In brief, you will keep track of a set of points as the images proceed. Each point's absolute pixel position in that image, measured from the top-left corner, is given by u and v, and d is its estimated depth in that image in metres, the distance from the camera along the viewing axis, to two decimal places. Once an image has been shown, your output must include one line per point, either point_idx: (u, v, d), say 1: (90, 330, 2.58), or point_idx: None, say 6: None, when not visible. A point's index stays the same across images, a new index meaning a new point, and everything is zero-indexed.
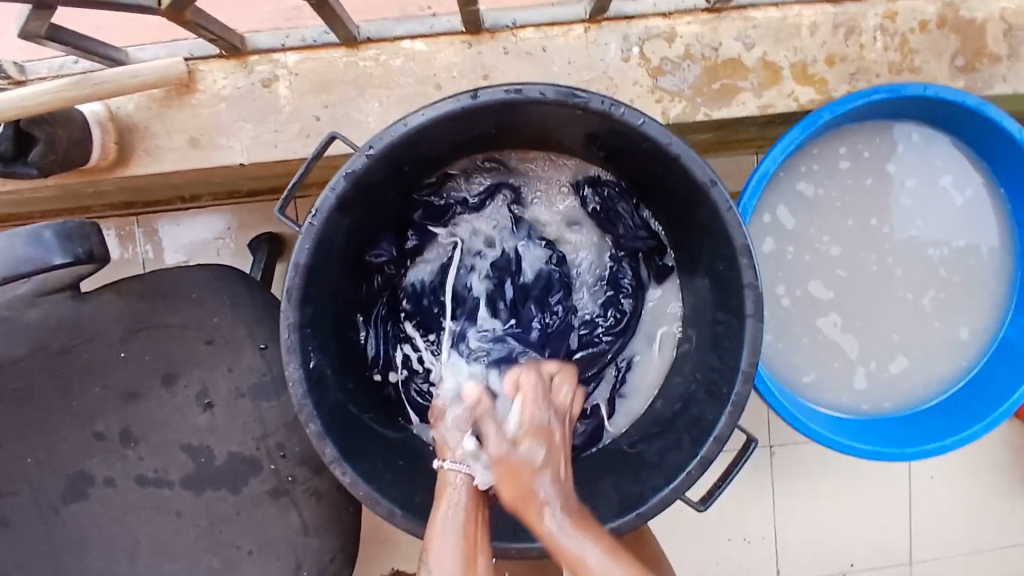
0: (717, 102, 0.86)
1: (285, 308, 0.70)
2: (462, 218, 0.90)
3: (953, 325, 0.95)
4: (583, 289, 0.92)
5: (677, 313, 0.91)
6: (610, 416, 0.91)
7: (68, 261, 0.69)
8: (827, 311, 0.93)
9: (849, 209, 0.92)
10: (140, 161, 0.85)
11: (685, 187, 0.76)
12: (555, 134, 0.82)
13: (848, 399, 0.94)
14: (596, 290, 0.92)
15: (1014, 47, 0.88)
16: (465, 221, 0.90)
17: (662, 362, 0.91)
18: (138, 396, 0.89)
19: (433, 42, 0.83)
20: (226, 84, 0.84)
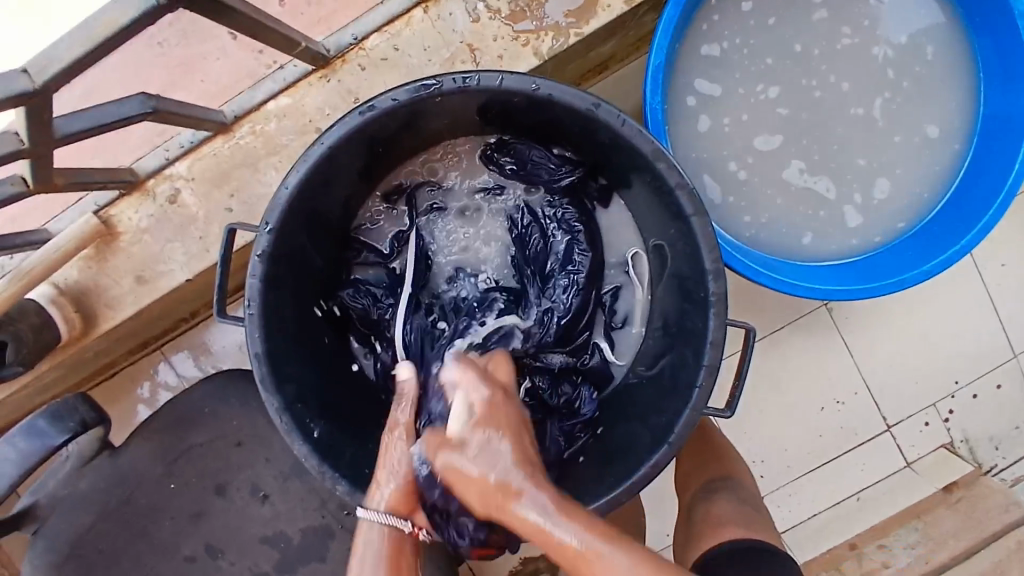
0: (582, 18, 0.82)
1: (266, 397, 0.73)
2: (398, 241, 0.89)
3: (925, 118, 0.88)
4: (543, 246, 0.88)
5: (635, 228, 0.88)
6: (613, 349, 0.90)
7: (66, 436, 0.76)
8: (789, 162, 0.87)
9: (765, 50, 0.85)
10: (103, 316, 0.90)
11: (577, 120, 0.73)
12: (441, 124, 0.80)
13: (845, 239, 0.89)
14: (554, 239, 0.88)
15: None
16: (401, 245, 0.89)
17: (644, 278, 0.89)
18: (204, 513, 0.95)
19: (295, 93, 0.84)
20: (140, 217, 0.87)
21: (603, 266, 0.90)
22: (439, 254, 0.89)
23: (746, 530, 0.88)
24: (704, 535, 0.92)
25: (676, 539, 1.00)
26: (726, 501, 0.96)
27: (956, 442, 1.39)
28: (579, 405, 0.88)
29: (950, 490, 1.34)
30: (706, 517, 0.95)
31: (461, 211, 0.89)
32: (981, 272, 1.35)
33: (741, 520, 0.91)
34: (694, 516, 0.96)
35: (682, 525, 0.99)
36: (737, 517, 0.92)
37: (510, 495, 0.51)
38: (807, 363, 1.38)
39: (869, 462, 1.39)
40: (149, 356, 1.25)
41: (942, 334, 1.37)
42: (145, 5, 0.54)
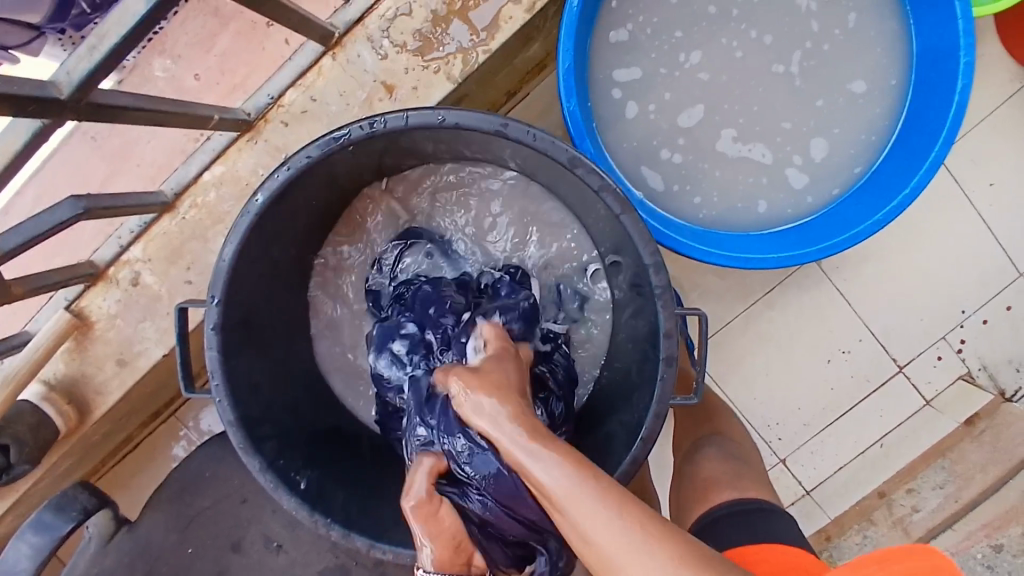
0: (488, 33, 0.82)
1: (247, 460, 0.75)
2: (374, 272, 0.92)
3: (854, 63, 0.86)
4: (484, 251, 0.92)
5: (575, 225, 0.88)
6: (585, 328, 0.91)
7: (70, 525, 0.79)
8: (724, 133, 0.86)
9: (675, 24, 0.84)
10: (95, 402, 0.94)
11: (494, 139, 0.74)
12: (369, 166, 0.81)
13: (797, 201, 0.88)
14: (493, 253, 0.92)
15: None
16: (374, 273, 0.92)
17: (601, 275, 0.89)
18: (225, 572, 0.98)
19: (226, 159, 0.86)
20: (108, 303, 0.91)
21: (554, 257, 0.91)
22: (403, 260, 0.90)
23: (734, 489, 0.89)
24: (695, 499, 0.93)
25: (675, 496, 1.02)
26: (713, 456, 0.97)
27: (974, 371, 1.35)
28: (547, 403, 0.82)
29: (972, 424, 1.32)
30: (696, 476, 0.96)
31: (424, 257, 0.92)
32: (970, 196, 1.31)
33: (729, 479, 0.92)
34: (686, 478, 0.97)
35: (677, 489, 1.00)
36: (727, 474, 0.93)
37: (487, 424, 0.53)
38: (805, 317, 1.35)
39: (886, 407, 1.36)
40: (163, 423, 1.30)
41: (939, 264, 1.33)
42: (32, 130, 0.57)
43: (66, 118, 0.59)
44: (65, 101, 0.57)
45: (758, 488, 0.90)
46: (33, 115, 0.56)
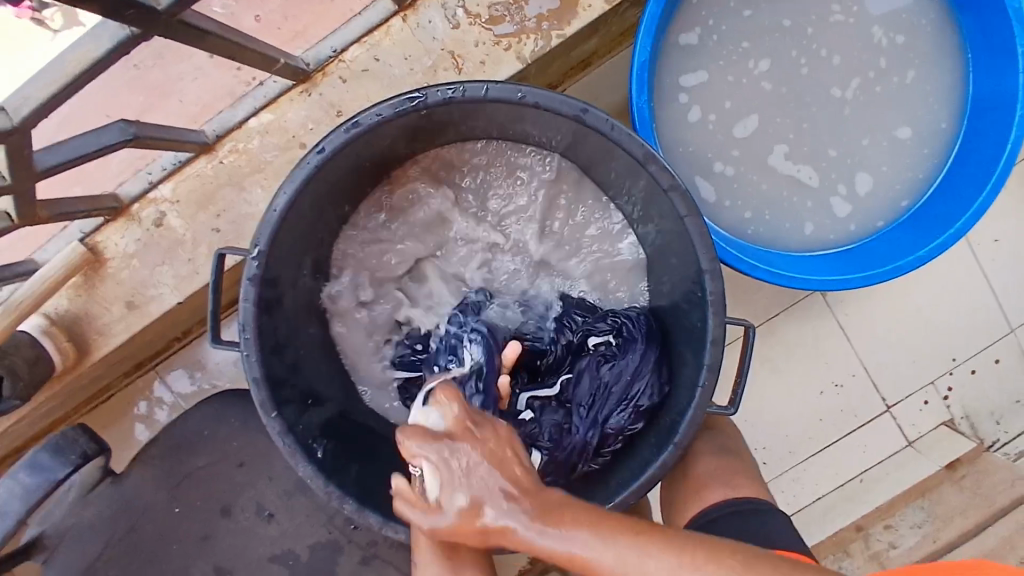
0: (563, 18, 0.81)
1: (267, 420, 0.72)
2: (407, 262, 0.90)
3: (910, 101, 0.88)
4: (522, 232, 0.90)
5: (618, 214, 0.86)
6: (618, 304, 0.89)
7: (69, 469, 0.75)
8: (774, 147, 0.87)
9: (742, 34, 0.84)
10: (97, 343, 0.89)
11: (566, 126, 0.73)
12: (427, 134, 0.79)
13: (840, 227, 0.89)
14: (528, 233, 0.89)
15: None
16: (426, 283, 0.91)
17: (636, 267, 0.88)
18: (211, 535, 0.95)
19: (275, 108, 0.83)
20: (126, 242, 0.86)
21: (591, 242, 0.89)
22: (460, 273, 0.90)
23: (727, 489, 0.87)
24: (688, 500, 0.90)
25: (663, 497, 0.99)
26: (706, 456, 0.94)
27: (956, 418, 1.40)
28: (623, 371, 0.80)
29: (953, 468, 1.35)
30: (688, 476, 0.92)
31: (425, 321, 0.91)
32: (975, 249, 1.35)
33: (722, 478, 0.89)
34: (675, 476, 0.94)
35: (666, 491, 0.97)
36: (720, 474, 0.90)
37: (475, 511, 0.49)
38: (803, 346, 1.37)
39: (871, 443, 1.39)
40: (147, 375, 1.24)
41: (938, 310, 1.37)
42: (116, 39, 0.55)
43: (154, 35, 0.57)
44: (160, 15, 0.56)
45: (753, 486, 0.88)
46: (128, 22, 0.54)
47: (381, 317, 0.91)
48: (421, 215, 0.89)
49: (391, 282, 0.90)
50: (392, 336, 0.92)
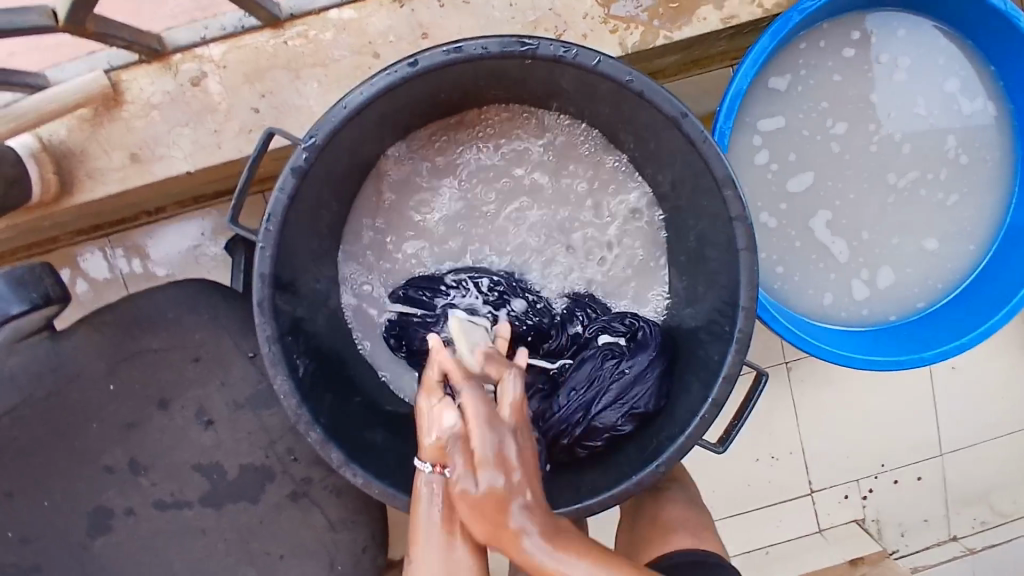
0: (675, 23, 0.80)
1: (260, 322, 0.67)
2: (435, 202, 0.86)
3: (949, 216, 0.89)
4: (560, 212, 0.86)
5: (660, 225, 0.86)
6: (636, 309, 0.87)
7: (26, 307, 0.67)
8: (817, 211, 0.87)
9: (824, 94, 0.85)
10: (83, 186, 0.81)
11: (654, 123, 0.71)
12: (506, 83, 0.75)
13: (854, 308, 0.90)
14: (569, 216, 0.87)
15: None
16: (448, 228, 0.87)
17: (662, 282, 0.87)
18: (139, 424, 0.88)
19: (361, 7, 0.78)
20: (153, 90, 0.79)
21: (628, 244, 0.87)
22: (490, 234, 0.87)
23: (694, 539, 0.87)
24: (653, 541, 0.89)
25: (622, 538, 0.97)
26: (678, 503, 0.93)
27: (867, 520, 1.47)
28: (629, 378, 0.78)
29: (856, 565, 1.37)
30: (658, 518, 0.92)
31: (441, 264, 0.87)
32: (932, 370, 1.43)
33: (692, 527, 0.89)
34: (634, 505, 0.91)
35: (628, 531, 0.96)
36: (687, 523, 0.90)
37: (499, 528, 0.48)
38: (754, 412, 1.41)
39: (786, 521, 1.44)
40: (103, 241, 1.14)
41: (883, 416, 1.44)
42: None
43: None
44: None
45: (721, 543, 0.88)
46: None
47: (394, 256, 0.87)
48: (468, 165, 0.86)
49: (416, 221, 0.86)
50: (399, 275, 0.88)
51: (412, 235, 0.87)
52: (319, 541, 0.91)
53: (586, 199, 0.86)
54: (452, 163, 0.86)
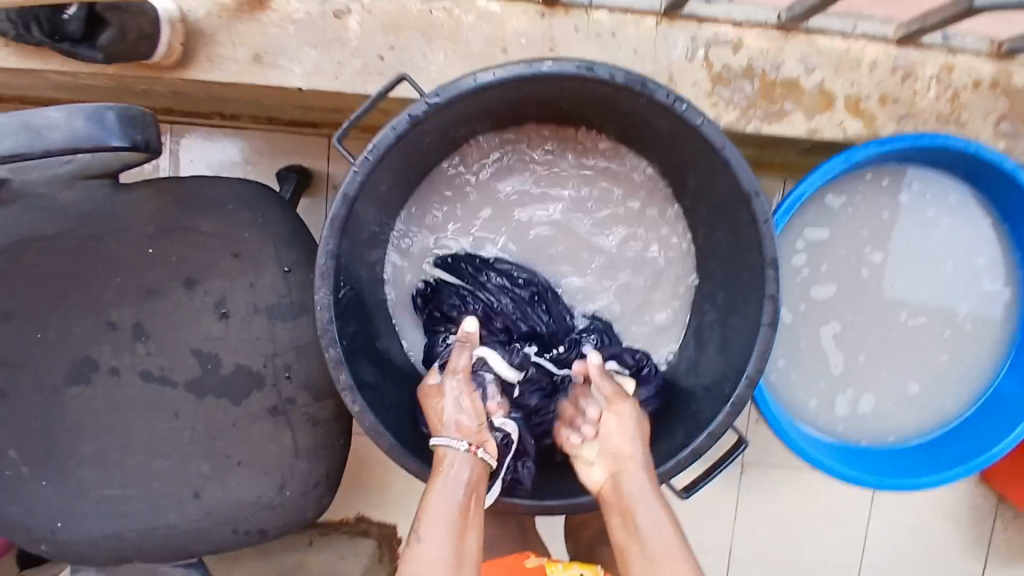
0: (768, 120, 0.86)
1: (327, 234, 0.73)
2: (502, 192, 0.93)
3: (940, 369, 0.96)
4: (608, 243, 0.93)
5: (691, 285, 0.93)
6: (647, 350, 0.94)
7: (126, 144, 0.71)
8: (828, 321, 0.93)
9: (869, 224, 0.92)
10: (200, 66, 0.86)
11: (726, 193, 0.78)
12: (608, 110, 0.82)
13: (831, 421, 0.95)
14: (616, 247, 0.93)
15: None
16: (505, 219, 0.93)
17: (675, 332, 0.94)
18: (157, 292, 0.90)
19: (507, 6, 0.85)
20: (298, 8, 0.85)
21: (656, 291, 0.94)
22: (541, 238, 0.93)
23: None
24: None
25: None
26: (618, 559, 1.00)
27: None
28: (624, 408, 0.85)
29: None
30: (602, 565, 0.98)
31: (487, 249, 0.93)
32: None
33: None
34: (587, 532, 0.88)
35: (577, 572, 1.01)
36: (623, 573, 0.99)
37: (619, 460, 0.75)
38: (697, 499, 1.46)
39: None
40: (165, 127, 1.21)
41: None
42: None
43: None
44: None
45: None
46: None
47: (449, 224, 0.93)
48: (543, 172, 0.92)
49: (479, 202, 0.93)
50: (446, 243, 0.93)
51: (471, 212, 0.93)
52: (279, 460, 0.95)
53: (633, 238, 0.93)
54: (530, 162, 0.92)
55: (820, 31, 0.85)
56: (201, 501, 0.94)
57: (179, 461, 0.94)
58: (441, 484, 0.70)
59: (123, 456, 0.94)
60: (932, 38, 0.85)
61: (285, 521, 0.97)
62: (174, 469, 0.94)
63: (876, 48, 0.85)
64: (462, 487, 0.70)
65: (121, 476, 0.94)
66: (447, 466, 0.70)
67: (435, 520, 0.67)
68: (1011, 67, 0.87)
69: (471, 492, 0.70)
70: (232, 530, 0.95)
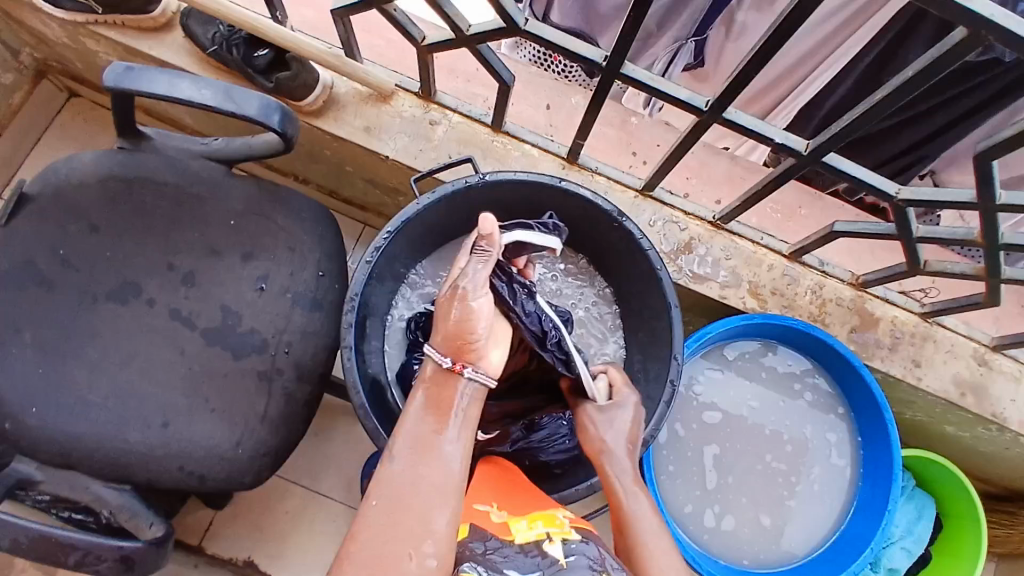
0: (693, 280, 1.22)
1: (381, 237, 1.03)
2: None
3: (789, 515, 1.22)
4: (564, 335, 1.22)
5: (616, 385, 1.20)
6: None
7: (278, 130, 0.99)
8: (711, 442, 1.23)
9: (751, 380, 1.25)
10: (326, 121, 1.22)
11: (657, 306, 1.10)
12: (592, 234, 1.17)
13: (699, 529, 1.20)
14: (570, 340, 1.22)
15: (894, 342, 1.24)
16: None
17: None
18: (217, 254, 1.13)
19: (543, 154, 1.24)
20: (407, 109, 1.23)
21: None
22: None
23: None
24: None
25: None
26: None
27: None
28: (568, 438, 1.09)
29: None
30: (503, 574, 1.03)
31: None
32: None
33: None
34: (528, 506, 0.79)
35: None
36: None
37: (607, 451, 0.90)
38: None
39: None
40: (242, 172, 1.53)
41: None
42: (592, 58, 0.97)
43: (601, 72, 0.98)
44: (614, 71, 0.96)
45: None
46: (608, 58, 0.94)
47: None
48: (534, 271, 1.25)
49: None
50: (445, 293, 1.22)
51: None
52: (245, 420, 1.08)
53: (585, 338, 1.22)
54: None
55: (739, 234, 1.24)
56: (166, 431, 1.05)
57: (163, 391, 1.07)
58: (413, 413, 0.74)
59: (117, 372, 1.07)
60: (812, 261, 1.24)
61: (225, 477, 1.06)
62: (154, 396, 1.07)
63: (774, 257, 1.24)
64: (453, 455, 0.71)
65: (107, 388, 1.06)
66: (422, 387, 0.76)
67: (404, 445, 0.71)
68: (865, 296, 1.25)
69: (448, 425, 0.73)
70: (178, 467, 1.05)
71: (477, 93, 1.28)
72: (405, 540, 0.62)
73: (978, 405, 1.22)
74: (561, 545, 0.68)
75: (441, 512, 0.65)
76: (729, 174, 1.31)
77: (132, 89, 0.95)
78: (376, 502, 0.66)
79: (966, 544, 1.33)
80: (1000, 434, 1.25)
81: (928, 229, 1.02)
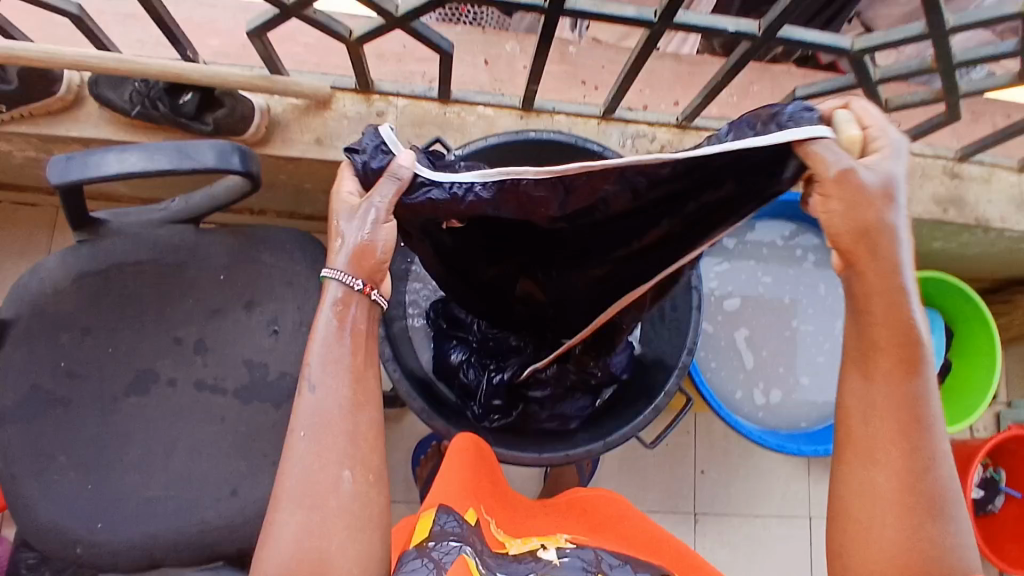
0: None
1: None
2: None
3: (825, 372, 1.30)
4: None
5: None
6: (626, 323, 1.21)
7: (242, 172, 0.95)
8: (739, 327, 1.29)
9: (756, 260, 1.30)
10: (276, 146, 1.17)
11: None
12: None
13: (752, 410, 1.27)
14: None
15: None
16: None
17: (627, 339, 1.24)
18: (220, 313, 1.10)
19: (497, 111, 1.22)
20: (351, 108, 1.19)
21: None
22: None
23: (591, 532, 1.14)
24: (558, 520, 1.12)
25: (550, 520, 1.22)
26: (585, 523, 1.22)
27: None
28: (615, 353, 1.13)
29: None
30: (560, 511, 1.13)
31: None
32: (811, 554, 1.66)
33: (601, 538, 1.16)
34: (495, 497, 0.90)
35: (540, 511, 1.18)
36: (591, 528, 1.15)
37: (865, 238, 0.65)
38: None
39: None
40: None
41: None
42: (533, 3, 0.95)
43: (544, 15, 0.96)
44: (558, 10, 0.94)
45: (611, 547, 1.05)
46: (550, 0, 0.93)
47: None
48: None
49: None
50: None
51: None
52: None
53: None
54: None
55: (705, 129, 1.26)
56: (238, 498, 1.04)
57: (219, 462, 1.06)
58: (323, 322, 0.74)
59: (166, 459, 1.05)
60: None
61: None
62: (212, 470, 1.05)
63: None
64: (349, 381, 0.73)
65: (163, 478, 1.04)
66: (329, 294, 0.75)
67: (320, 370, 0.73)
68: None
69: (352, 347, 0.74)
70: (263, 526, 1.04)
71: (412, 70, 1.25)
72: (329, 469, 0.69)
73: (961, 215, 1.31)
74: (555, 551, 0.81)
75: (359, 423, 0.72)
76: (677, 73, 1.32)
77: (84, 178, 0.90)
78: (300, 434, 0.70)
79: (980, 341, 1.45)
80: (984, 234, 1.35)
81: (885, 70, 1.06)
